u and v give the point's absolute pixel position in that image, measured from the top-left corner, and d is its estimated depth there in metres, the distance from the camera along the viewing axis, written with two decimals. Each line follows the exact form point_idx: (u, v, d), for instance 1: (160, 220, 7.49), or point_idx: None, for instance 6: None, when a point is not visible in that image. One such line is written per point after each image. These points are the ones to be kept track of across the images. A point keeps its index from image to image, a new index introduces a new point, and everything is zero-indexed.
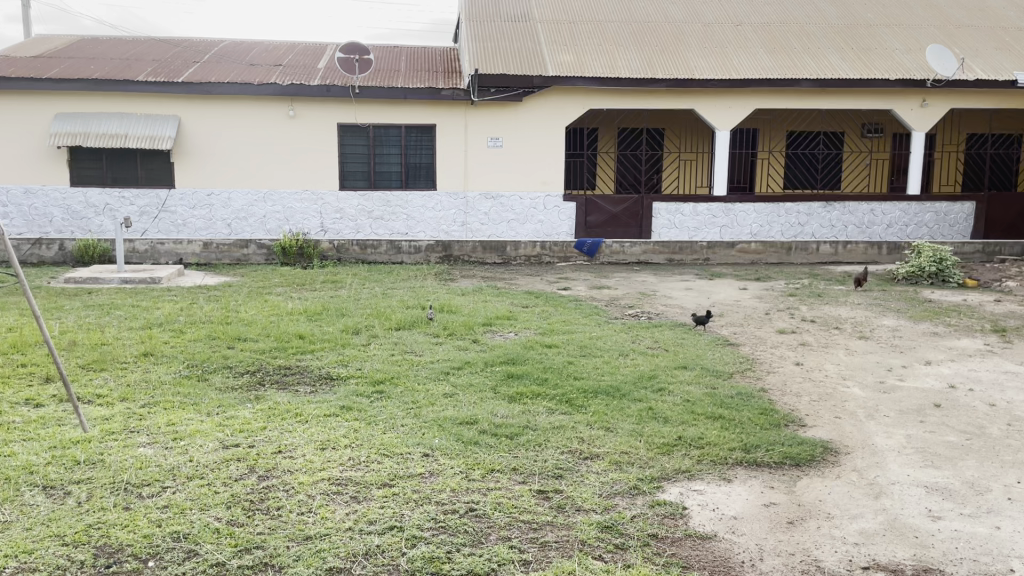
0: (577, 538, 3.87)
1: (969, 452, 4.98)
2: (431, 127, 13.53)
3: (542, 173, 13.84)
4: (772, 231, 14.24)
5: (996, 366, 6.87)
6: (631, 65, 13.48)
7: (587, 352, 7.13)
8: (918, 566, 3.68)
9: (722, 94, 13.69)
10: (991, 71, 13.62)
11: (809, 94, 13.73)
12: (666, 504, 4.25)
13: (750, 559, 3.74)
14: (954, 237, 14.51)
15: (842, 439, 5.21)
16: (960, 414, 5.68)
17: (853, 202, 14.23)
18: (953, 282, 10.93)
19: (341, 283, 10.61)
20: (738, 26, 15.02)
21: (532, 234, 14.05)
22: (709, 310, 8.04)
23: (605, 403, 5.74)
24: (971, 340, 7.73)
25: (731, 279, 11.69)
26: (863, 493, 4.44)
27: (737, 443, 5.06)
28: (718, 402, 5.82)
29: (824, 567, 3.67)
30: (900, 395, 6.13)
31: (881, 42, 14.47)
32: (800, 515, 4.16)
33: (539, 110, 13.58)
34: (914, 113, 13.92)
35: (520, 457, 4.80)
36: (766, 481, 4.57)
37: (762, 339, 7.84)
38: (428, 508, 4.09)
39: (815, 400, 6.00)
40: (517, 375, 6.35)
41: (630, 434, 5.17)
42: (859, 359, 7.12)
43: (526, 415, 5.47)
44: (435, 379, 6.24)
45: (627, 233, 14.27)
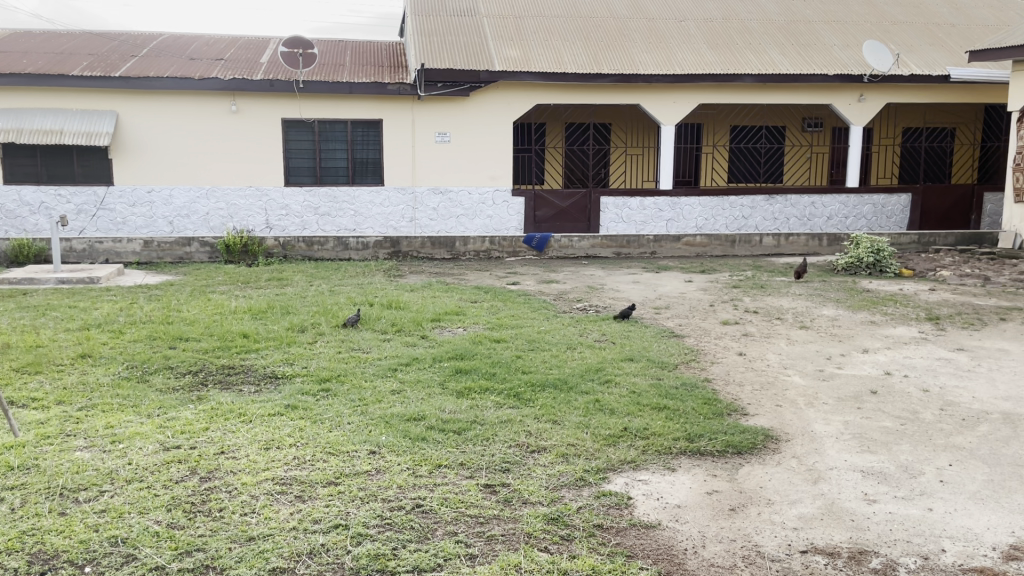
0: (523, 531, 3.89)
1: (903, 436, 5.14)
2: (378, 122, 13.42)
3: (491, 169, 13.85)
4: (717, 224, 14.48)
5: (930, 353, 7.09)
6: (577, 60, 13.55)
7: (535, 346, 7.15)
8: (854, 548, 3.79)
9: (667, 89, 13.86)
10: (925, 67, 14.03)
11: (751, 89, 13.98)
12: (612, 495, 4.30)
13: (693, 546, 3.81)
14: (891, 228, 14.92)
15: (783, 427, 5.33)
16: (895, 399, 5.87)
17: (795, 195, 14.54)
18: (890, 272, 11.23)
19: (287, 281, 10.43)
20: (682, 21, 15.20)
21: (481, 229, 14.06)
22: (632, 305, 8.15)
23: (553, 396, 5.78)
24: (906, 328, 7.97)
25: (677, 272, 11.82)
26: (802, 478, 4.55)
27: (681, 432, 5.14)
28: (663, 393, 5.90)
29: (765, 552, 3.75)
30: (839, 382, 6.31)
31: (821, 39, 14.77)
32: (742, 502, 4.25)
33: (487, 106, 13.58)
34: (852, 108, 14.27)
35: (468, 452, 4.80)
36: (709, 470, 4.66)
37: (707, 331, 7.97)
38: (375, 505, 4.07)
39: (756, 388, 6.14)
40: (465, 370, 6.35)
41: (576, 427, 5.21)
42: (800, 349, 7.29)
43: (474, 410, 5.48)
44: (382, 376, 6.20)
45: (575, 228, 14.37)
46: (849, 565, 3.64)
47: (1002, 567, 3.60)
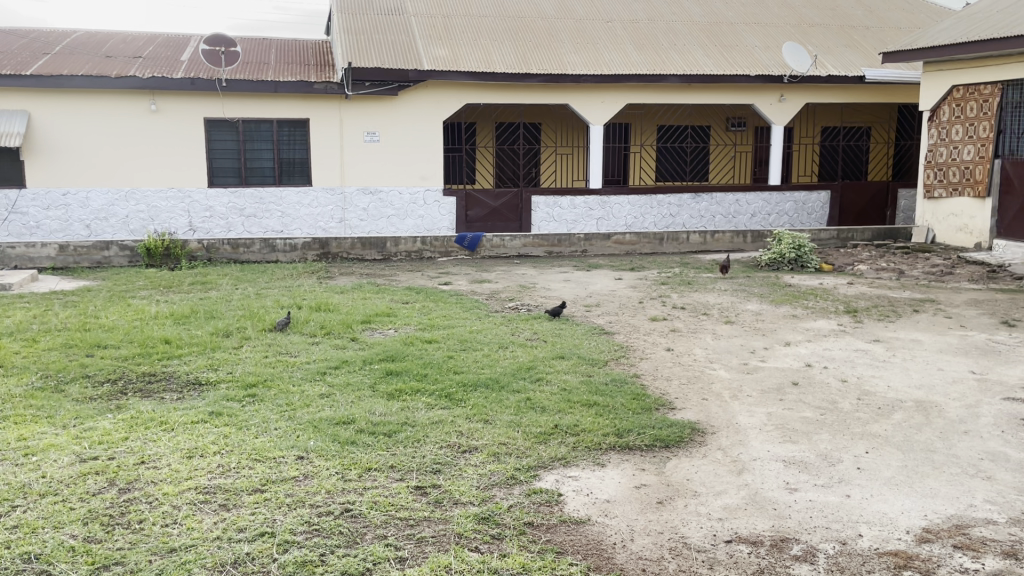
0: (453, 532, 3.88)
1: (822, 426, 5.31)
2: (305, 121, 13.21)
3: (421, 168, 13.77)
4: (646, 222, 14.71)
5: (848, 344, 7.34)
6: (505, 60, 13.58)
7: (467, 346, 7.13)
8: (776, 536, 3.89)
9: (594, 88, 14.00)
10: (842, 68, 14.52)
11: (677, 89, 14.24)
12: (542, 492, 4.32)
13: (622, 541, 3.86)
14: (812, 224, 15.41)
15: (709, 420, 5.45)
16: (815, 390, 6.06)
17: (720, 193, 14.88)
18: (811, 267, 11.59)
19: (212, 285, 10.19)
20: (608, 22, 15.38)
21: (413, 229, 13.96)
22: (562, 302, 8.21)
23: (484, 396, 5.78)
24: (826, 321, 8.23)
25: (607, 269, 11.96)
26: (727, 469, 4.66)
27: (611, 428, 5.21)
28: (593, 389, 5.97)
29: (690, 543, 3.83)
30: (762, 374, 6.49)
31: (742, 40, 15.14)
32: (669, 495, 4.32)
33: (416, 106, 13.52)
34: (773, 108, 14.67)
35: (398, 454, 4.76)
36: (638, 464, 4.73)
37: (636, 327, 8.09)
38: (302, 512, 4.00)
39: (683, 382, 6.27)
40: (395, 371, 6.29)
41: (508, 426, 5.22)
42: (725, 343, 7.46)
43: (405, 412, 5.44)
44: (310, 380, 6.10)
45: (507, 226, 14.42)
46: (771, 552, 3.73)
47: (915, 550, 3.72)
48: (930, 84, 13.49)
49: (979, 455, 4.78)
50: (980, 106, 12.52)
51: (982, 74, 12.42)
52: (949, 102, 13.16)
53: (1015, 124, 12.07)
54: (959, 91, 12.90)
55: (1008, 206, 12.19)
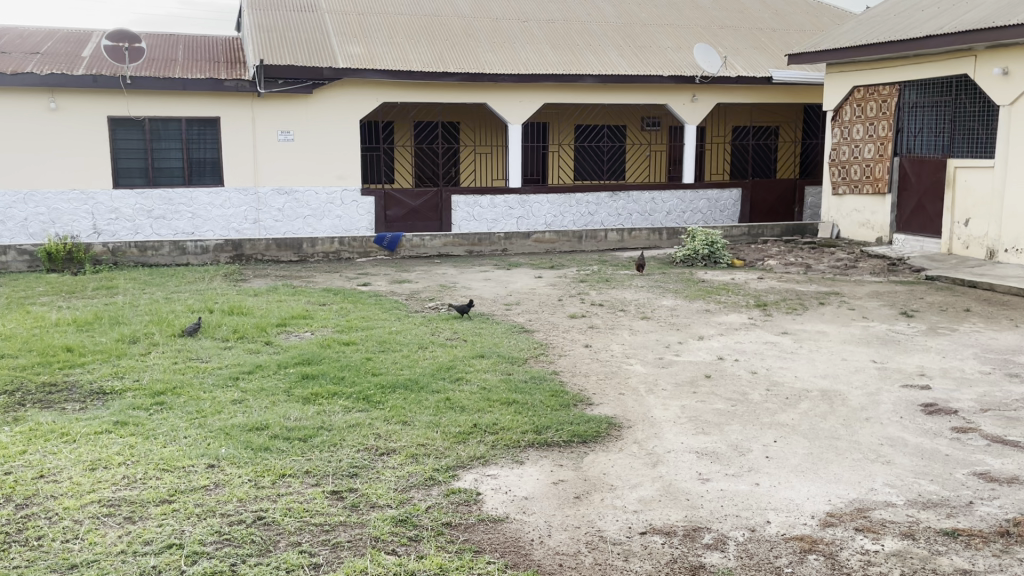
0: (369, 536, 3.84)
1: (733, 417, 5.46)
2: (215, 120, 12.85)
3: (338, 168, 13.56)
4: (565, 221, 14.87)
5: (759, 337, 7.58)
6: (422, 59, 13.51)
7: (386, 347, 7.06)
8: (689, 526, 3.98)
9: (511, 88, 14.05)
10: (750, 69, 14.97)
11: (593, 89, 14.42)
12: (461, 492, 4.31)
13: (539, 537, 3.88)
14: (725, 221, 15.85)
15: (625, 414, 5.55)
16: (727, 382, 6.23)
17: (637, 191, 15.13)
18: (723, 263, 11.91)
19: (116, 290, 9.80)
20: (524, 22, 15.46)
21: (330, 230, 13.74)
22: (470, 300, 8.20)
23: (403, 397, 5.73)
24: (738, 315, 8.48)
25: (527, 268, 12.03)
26: (643, 462, 4.75)
27: (529, 425, 5.23)
28: (512, 387, 6.00)
29: (606, 537, 3.88)
30: (676, 368, 6.64)
31: (655, 41, 15.44)
32: (586, 490, 4.38)
33: (331, 105, 13.32)
34: (686, 108, 14.99)
35: (313, 459, 4.68)
36: (556, 460, 4.77)
37: (556, 324, 8.16)
38: (212, 521, 3.89)
39: (601, 378, 6.36)
40: (312, 375, 6.18)
41: (427, 426, 5.19)
42: (641, 338, 7.60)
43: (321, 416, 5.35)
44: (222, 386, 5.92)
45: (427, 226, 14.36)
46: (683, 542, 3.82)
47: (819, 534, 3.86)
48: (832, 85, 14.04)
49: (879, 441, 4.99)
50: (879, 106, 13.11)
51: (880, 76, 13.00)
52: (850, 102, 13.72)
53: (912, 124, 12.72)
54: (860, 92, 13.47)
55: (905, 203, 12.84)
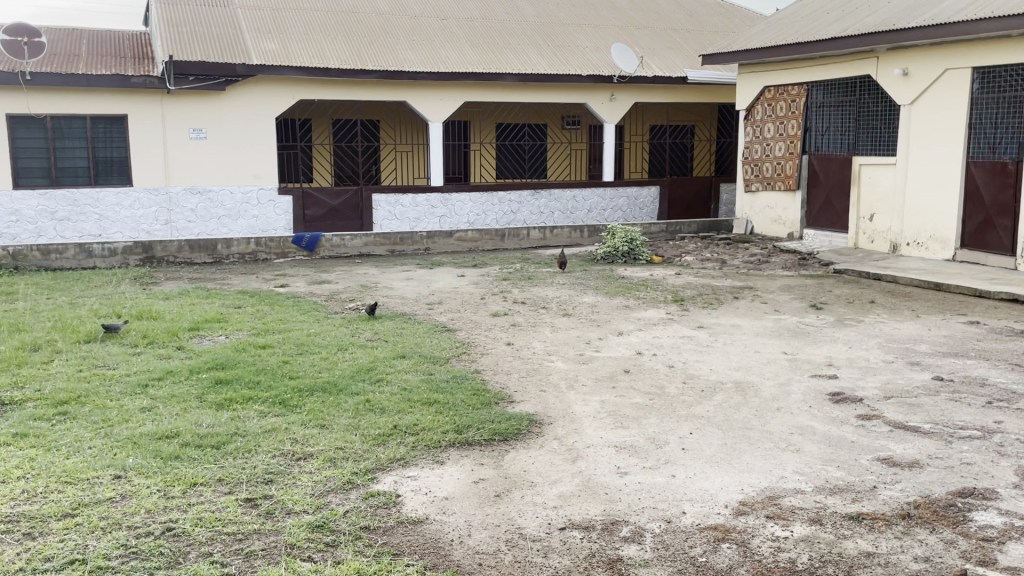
0: (284, 543, 3.75)
1: (651, 410, 5.56)
2: (122, 117, 12.38)
3: (253, 167, 13.23)
4: (487, 220, 14.86)
5: (675, 331, 7.74)
6: (339, 56, 13.32)
7: (304, 349, 6.93)
8: (607, 520, 4.02)
9: (431, 86, 13.97)
10: (666, 69, 15.27)
11: (513, 88, 14.47)
12: (379, 495, 4.25)
13: (459, 537, 3.86)
14: (644, 218, 16.11)
15: (546, 410, 5.58)
16: (645, 376, 6.34)
17: (558, 189, 15.25)
18: (642, 259, 12.11)
19: (16, 296, 9.33)
20: (443, 20, 15.39)
21: (246, 230, 13.39)
22: (375, 302, 8.15)
23: (321, 400, 5.62)
24: (656, 310, 8.63)
25: (450, 267, 12.00)
26: (562, 458, 4.78)
27: (450, 425, 5.20)
28: (433, 387, 5.96)
29: (526, 533, 3.89)
30: (596, 364, 6.72)
31: (574, 41, 15.58)
32: (506, 488, 4.38)
33: (245, 102, 13.00)
34: (605, 107, 15.17)
35: (226, 466, 4.55)
36: (476, 459, 4.76)
37: (478, 323, 8.16)
38: (118, 535, 3.74)
39: (523, 375, 6.39)
40: (226, 380, 6.01)
41: (346, 429, 5.11)
42: (562, 335, 7.65)
43: (235, 421, 5.20)
44: (130, 394, 5.70)
45: (347, 225, 14.12)
46: (602, 535, 3.86)
47: (732, 522, 3.95)
48: (745, 85, 14.43)
49: (789, 430, 5.16)
50: (789, 106, 13.54)
51: (790, 76, 13.43)
52: (762, 102, 14.13)
53: (820, 123, 13.18)
54: (771, 91, 13.89)
55: (815, 199, 13.32)
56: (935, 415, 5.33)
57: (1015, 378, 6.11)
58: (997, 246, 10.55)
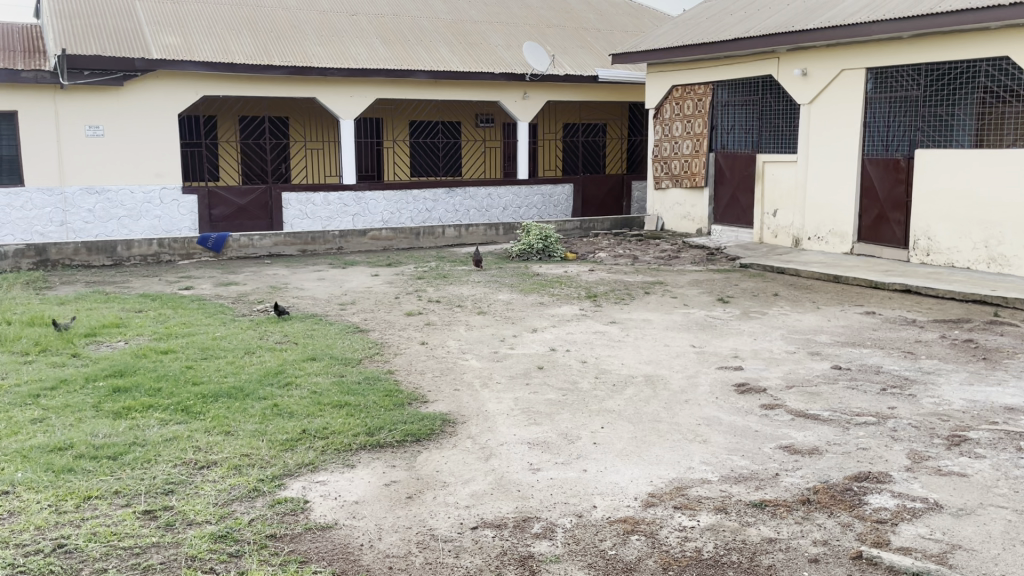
0: (185, 555, 3.61)
1: (563, 406, 5.59)
2: (12, 114, 11.73)
3: (155, 165, 12.74)
4: (402, 218, 14.70)
5: (588, 327, 7.82)
6: (245, 51, 12.96)
7: (209, 354, 6.70)
8: (518, 517, 4.02)
9: (341, 82, 13.73)
10: (577, 68, 15.43)
11: (425, 85, 14.36)
12: (287, 501, 4.14)
13: (369, 541, 3.80)
14: (558, 216, 16.24)
15: (459, 409, 5.55)
16: (558, 372, 6.38)
17: (473, 187, 15.23)
18: (557, 256, 12.20)
19: None
20: (353, 15, 15.15)
21: (149, 231, 12.89)
22: (282, 304, 8.06)
23: (226, 406, 5.44)
24: (569, 307, 8.71)
25: (364, 266, 11.82)
26: (475, 457, 4.76)
27: (362, 427, 5.12)
28: (344, 389, 5.84)
29: (437, 535, 3.85)
30: (511, 361, 6.72)
31: (486, 39, 15.58)
32: (418, 489, 4.33)
33: (145, 98, 12.50)
34: (517, 105, 15.21)
35: (124, 478, 4.35)
36: (388, 461, 4.69)
37: (391, 323, 8.05)
38: (4, 555, 3.54)
39: (436, 374, 6.33)
40: (124, 388, 5.75)
41: (252, 435, 4.96)
42: (476, 333, 7.63)
43: (134, 431, 4.99)
44: (20, 405, 5.39)
45: (256, 225, 13.74)
46: (513, 533, 3.86)
47: (641, 514, 4.01)
48: (653, 84, 14.71)
49: (697, 421, 5.28)
50: (695, 104, 13.87)
51: (696, 76, 13.77)
52: (671, 101, 14.44)
53: (725, 121, 13.56)
54: (679, 91, 14.21)
55: (722, 195, 13.69)
56: (833, 402, 5.54)
57: (906, 365, 6.42)
58: (891, 238, 11.05)
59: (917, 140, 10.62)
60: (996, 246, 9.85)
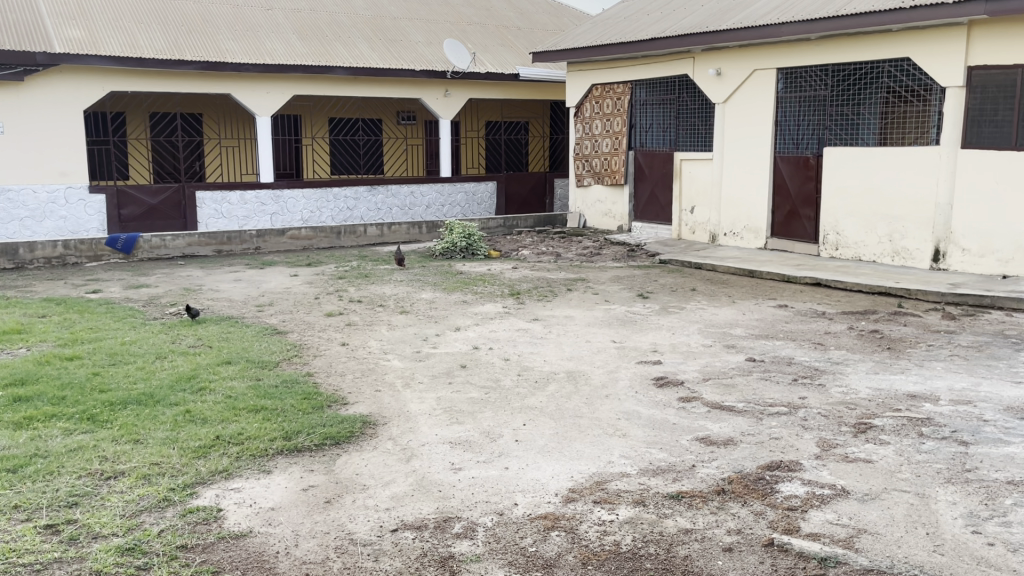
0: (90, 570, 3.46)
1: (486, 404, 5.58)
2: None
3: (60, 163, 12.19)
4: (323, 216, 14.45)
5: (511, 325, 7.83)
6: (155, 46, 12.53)
7: (117, 359, 6.44)
8: (439, 518, 3.99)
9: (257, 78, 13.40)
10: (498, 65, 15.45)
11: (344, 81, 14.14)
12: (199, 511, 4.01)
13: (285, 548, 3.71)
14: (481, 214, 16.23)
15: (380, 411, 5.48)
16: (481, 370, 6.37)
17: (395, 185, 15.09)
18: (480, 254, 12.18)
19: None
20: (268, 10, 14.81)
21: (54, 232, 12.33)
22: (194, 305, 7.79)
23: (135, 413, 5.24)
24: (492, 305, 8.70)
25: (283, 266, 11.56)
26: (396, 458, 4.70)
27: (279, 432, 5.00)
28: (261, 393, 5.69)
29: (356, 539, 3.79)
30: (433, 360, 6.67)
31: (406, 36, 15.44)
32: (337, 493, 4.25)
33: (48, 93, 11.94)
34: (439, 102, 15.12)
35: (24, 491, 4.14)
36: (306, 465, 4.59)
37: (311, 324, 7.89)
38: None
39: (357, 376, 6.24)
40: (25, 397, 5.47)
41: (162, 443, 4.78)
42: (399, 333, 7.56)
43: (35, 442, 4.75)
44: None
45: (169, 225, 13.34)
46: (434, 534, 3.82)
47: (562, 510, 4.03)
48: (574, 83, 14.84)
49: (618, 416, 5.34)
50: (614, 103, 14.06)
51: (615, 75, 13.95)
52: (591, 99, 14.59)
53: (644, 120, 13.78)
54: (598, 89, 14.37)
55: (641, 193, 13.93)
56: (747, 393, 5.69)
57: (816, 355, 6.64)
58: (802, 234, 11.44)
59: (825, 138, 11.01)
60: (899, 240, 10.27)
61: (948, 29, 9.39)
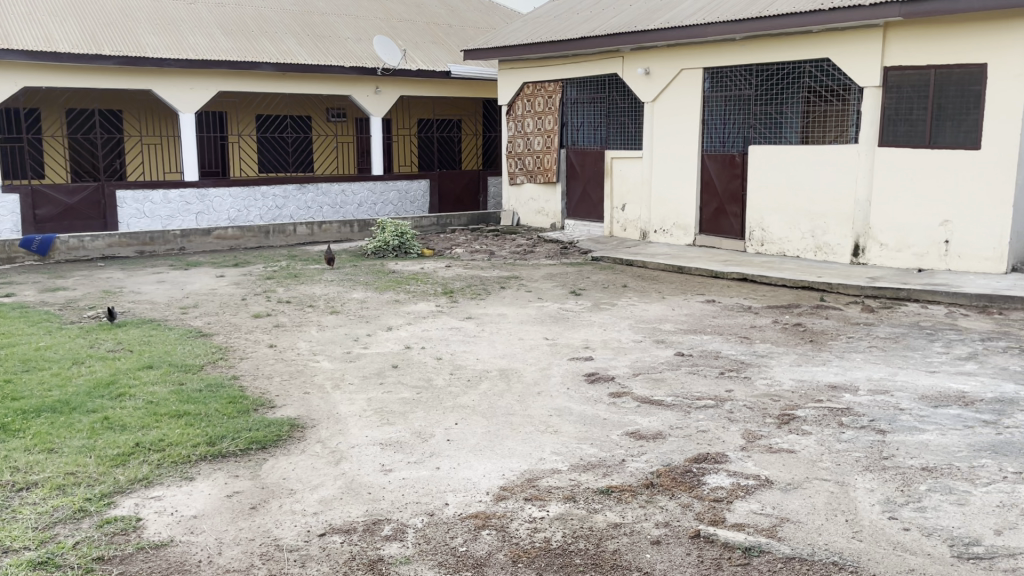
0: None
1: (417, 404, 5.53)
2: None
3: None
4: (250, 215, 14.13)
5: (444, 323, 7.78)
6: (70, 39, 12.05)
7: (31, 366, 6.17)
8: (368, 520, 3.93)
9: (180, 74, 13.02)
10: (429, 63, 15.35)
11: (272, 77, 13.85)
12: (116, 521, 3.86)
13: (208, 556, 3.60)
14: (414, 212, 16.09)
15: (309, 413, 5.38)
16: (412, 370, 6.32)
17: (325, 184, 14.86)
18: (413, 253, 12.08)
19: None
20: (191, 4, 14.41)
21: None
22: (112, 307, 7.51)
23: (49, 422, 5.02)
24: (425, 304, 8.63)
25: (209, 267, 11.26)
26: (324, 461, 4.62)
27: (202, 437, 4.86)
28: (184, 398, 5.53)
29: (282, 545, 3.71)
30: (364, 361, 6.58)
31: (335, 32, 15.22)
32: (262, 498, 4.15)
33: None
34: (370, 99, 14.93)
35: None
36: (230, 471, 4.47)
37: (237, 326, 7.71)
38: None
39: (285, 378, 6.11)
40: None
41: (78, 452, 4.60)
42: (329, 333, 7.44)
43: None
44: None
45: (88, 226, 12.87)
46: (363, 537, 3.77)
47: (493, 509, 4.01)
48: (505, 81, 14.84)
49: (549, 413, 5.35)
50: (546, 102, 14.13)
51: (546, 73, 14.01)
52: (522, 97, 14.62)
53: (575, 118, 13.88)
54: (529, 87, 14.41)
55: (573, 190, 14.03)
56: (676, 387, 5.78)
57: (742, 349, 6.78)
58: (729, 230, 11.68)
59: (750, 137, 11.25)
60: (822, 235, 10.57)
61: (865, 30, 9.70)
